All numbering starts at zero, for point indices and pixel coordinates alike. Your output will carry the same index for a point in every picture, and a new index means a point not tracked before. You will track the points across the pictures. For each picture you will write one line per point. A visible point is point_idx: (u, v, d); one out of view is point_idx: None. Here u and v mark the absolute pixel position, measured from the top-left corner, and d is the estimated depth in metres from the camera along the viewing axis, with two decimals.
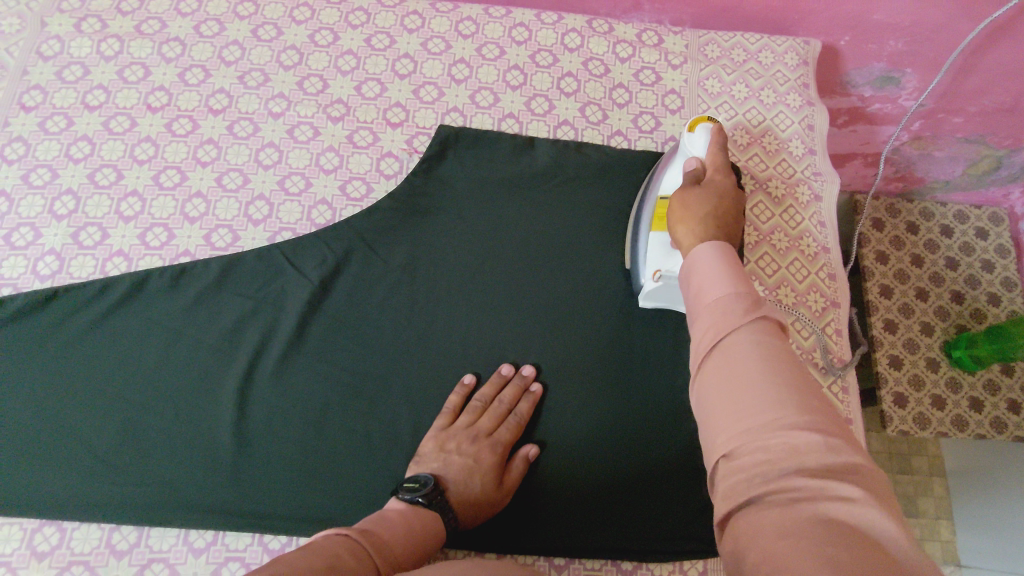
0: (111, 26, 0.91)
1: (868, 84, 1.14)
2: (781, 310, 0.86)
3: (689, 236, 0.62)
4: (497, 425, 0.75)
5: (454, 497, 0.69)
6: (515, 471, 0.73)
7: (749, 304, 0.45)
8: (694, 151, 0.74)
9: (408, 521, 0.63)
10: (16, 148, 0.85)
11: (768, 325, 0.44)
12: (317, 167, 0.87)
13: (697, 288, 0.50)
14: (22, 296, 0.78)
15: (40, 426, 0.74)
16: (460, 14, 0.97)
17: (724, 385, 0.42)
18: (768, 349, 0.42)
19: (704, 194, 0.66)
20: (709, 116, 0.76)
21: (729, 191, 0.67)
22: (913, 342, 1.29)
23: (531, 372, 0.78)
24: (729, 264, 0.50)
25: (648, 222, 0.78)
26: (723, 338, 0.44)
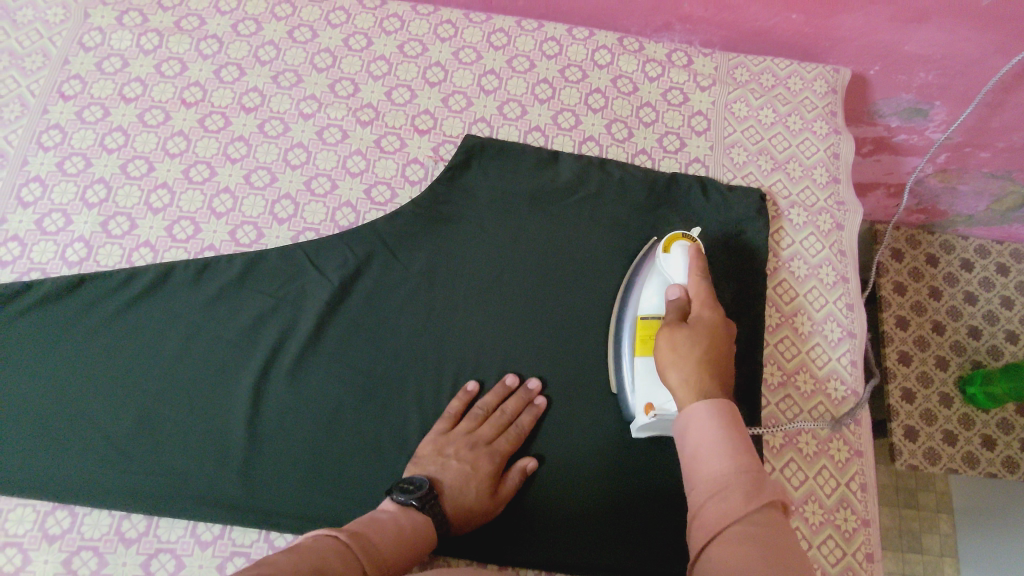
0: (151, 20, 0.93)
1: (895, 115, 1.13)
2: (796, 338, 0.86)
3: (687, 389, 0.58)
4: (497, 435, 0.75)
5: (448, 502, 0.69)
6: (510, 483, 0.73)
7: (747, 488, 0.48)
8: (675, 276, 0.72)
9: (400, 520, 0.62)
10: (53, 136, 0.86)
11: (764, 512, 0.47)
12: (343, 170, 0.89)
13: (696, 459, 0.53)
14: (50, 281, 0.79)
15: (58, 411, 0.76)
16: (493, 25, 0.98)
17: (724, 574, 0.44)
18: (766, 537, 0.45)
19: (692, 332, 0.62)
20: (685, 235, 0.75)
21: (716, 330, 0.63)
22: (927, 375, 1.28)
23: (535, 385, 0.79)
24: (727, 430, 0.53)
25: (629, 344, 0.75)
26: (723, 524, 0.47)
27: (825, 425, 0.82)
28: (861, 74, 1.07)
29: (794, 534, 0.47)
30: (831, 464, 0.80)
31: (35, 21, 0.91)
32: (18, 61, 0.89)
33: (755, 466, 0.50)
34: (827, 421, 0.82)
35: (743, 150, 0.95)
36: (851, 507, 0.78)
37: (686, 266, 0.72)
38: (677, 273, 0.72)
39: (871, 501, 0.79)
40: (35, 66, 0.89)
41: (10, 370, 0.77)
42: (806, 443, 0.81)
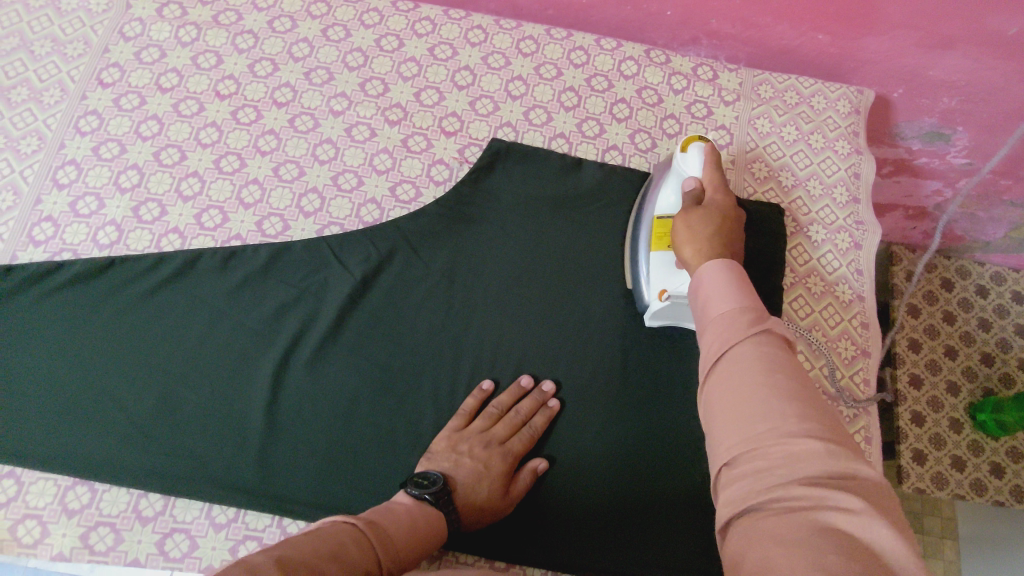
0: (190, 14, 0.95)
1: (917, 138, 1.14)
2: (810, 354, 0.86)
3: (700, 259, 0.63)
4: (510, 435, 0.76)
5: (460, 499, 0.69)
6: (521, 483, 0.74)
7: (750, 318, 0.48)
8: (688, 171, 0.76)
9: (414, 515, 0.63)
10: (90, 121, 0.89)
11: (768, 338, 0.47)
12: (370, 167, 0.90)
13: (705, 304, 0.53)
14: (81, 262, 0.82)
15: (83, 389, 0.77)
16: (522, 32, 1.00)
17: (731, 390, 0.44)
18: (767, 359, 0.45)
19: (705, 214, 0.68)
20: (701, 137, 0.78)
21: (727, 212, 0.69)
22: (937, 400, 1.28)
23: (550, 387, 0.79)
24: (736, 281, 0.53)
25: (646, 237, 0.81)
26: (728, 349, 0.47)
27: None
28: (885, 96, 1.08)
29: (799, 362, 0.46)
30: None
31: (78, 9, 0.94)
32: (60, 48, 0.92)
33: (760, 306, 0.50)
34: None
35: (764, 166, 0.96)
36: None
37: (700, 162, 0.76)
38: (692, 168, 0.76)
39: None
40: (76, 53, 0.92)
41: (38, 346, 0.79)
42: None
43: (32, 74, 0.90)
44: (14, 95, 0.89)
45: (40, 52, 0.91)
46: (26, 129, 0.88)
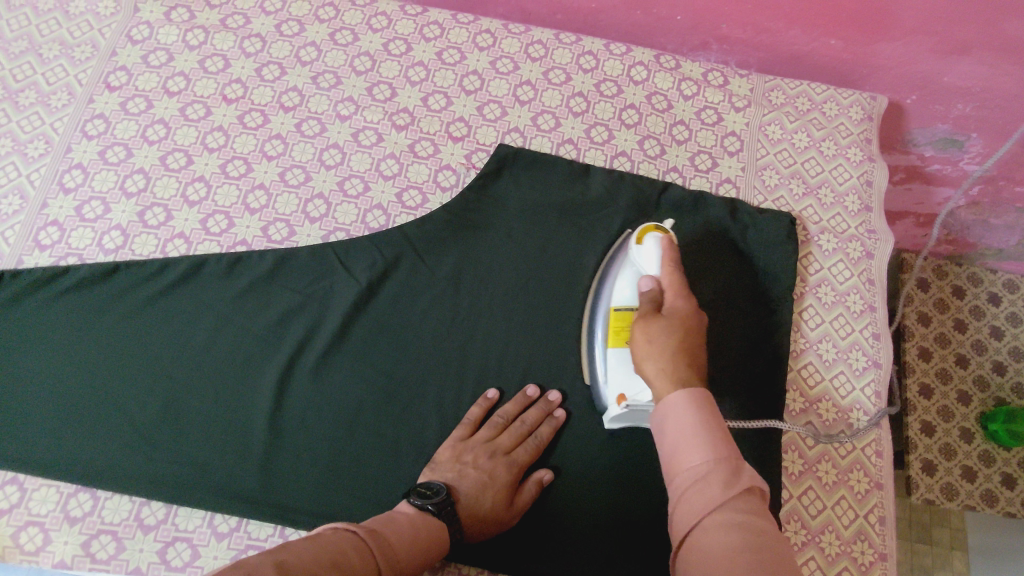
0: (198, 17, 0.95)
1: (930, 145, 1.12)
2: (820, 366, 0.85)
3: (660, 375, 0.60)
4: (516, 445, 0.75)
5: (464, 508, 0.69)
6: (525, 494, 0.73)
7: (722, 477, 0.51)
8: (648, 267, 0.73)
9: (415, 526, 0.62)
10: (97, 125, 0.88)
11: (741, 497, 0.51)
12: (377, 173, 0.90)
13: (672, 449, 0.55)
14: (87, 267, 0.81)
15: (86, 395, 0.77)
16: (531, 37, 0.99)
17: (710, 558, 0.47)
18: (741, 523, 0.49)
19: (667, 323, 0.64)
20: (656, 226, 0.76)
21: (690, 322, 0.65)
22: (948, 410, 1.26)
23: (556, 397, 0.78)
24: (706, 422, 0.55)
25: (600, 334, 0.76)
26: (705, 515, 0.50)
27: (846, 455, 0.81)
28: (897, 102, 1.07)
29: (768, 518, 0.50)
30: (850, 494, 0.79)
31: (87, 12, 0.94)
32: (68, 51, 0.91)
33: (733, 456, 0.53)
34: (847, 451, 0.81)
35: (775, 173, 0.95)
36: (868, 539, 0.77)
37: (659, 256, 0.73)
38: (650, 263, 0.73)
39: (889, 535, 0.78)
40: (84, 56, 0.91)
41: (42, 351, 0.78)
42: (826, 471, 0.80)
43: (40, 77, 0.90)
44: (21, 98, 0.89)
45: (48, 55, 0.91)
46: (32, 132, 0.87)
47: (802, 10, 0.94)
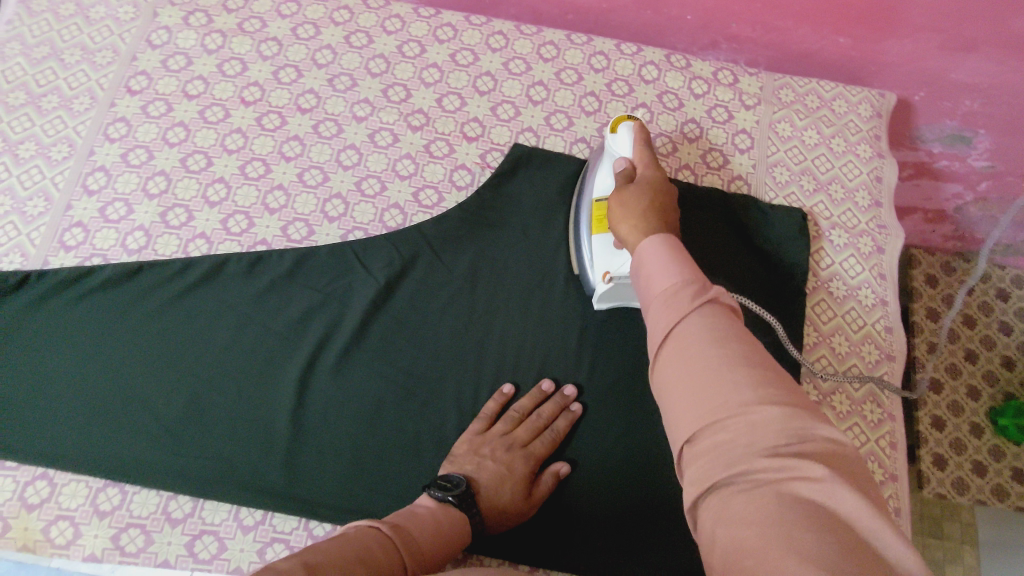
0: (215, 21, 0.97)
1: (938, 141, 1.13)
2: (833, 359, 0.86)
3: (634, 232, 0.63)
4: (532, 438, 0.76)
5: (484, 501, 0.69)
6: (542, 487, 0.74)
7: (695, 291, 0.49)
8: (621, 151, 0.77)
9: (438, 520, 0.63)
10: (119, 128, 0.90)
11: (713, 308, 0.48)
12: (393, 173, 0.91)
13: (648, 278, 0.53)
14: (112, 266, 0.83)
15: (113, 391, 0.78)
16: (543, 38, 1.00)
17: (686, 368, 0.45)
18: (716, 329, 0.46)
19: (636, 189, 0.69)
20: (630, 116, 0.80)
21: (659, 186, 0.70)
22: (958, 404, 1.27)
23: (572, 391, 0.79)
24: (675, 256, 0.53)
25: (586, 223, 0.82)
26: (676, 330, 0.47)
27: (860, 446, 0.82)
28: (906, 99, 1.08)
29: (743, 327, 0.48)
30: None
31: (107, 18, 0.95)
32: (89, 56, 0.93)
33: (702, 276, 0.51)
34: (861, 442, 0.82)
35: (786, 170, 0.96)
36: None
37: (631, 140, 0.77)
38: (624, 148, 0.77)
39: (905, 525, 0.78)
40: (105, 61, 0.93)
41: (69, 350, 0.80)
42: None
43: (62, 81, 0.92)
44: (44, 102, 0.90)
45: (70, 61, 0.93)
46: (55, 135, 0.89)
47: (811, 8, 0.95)
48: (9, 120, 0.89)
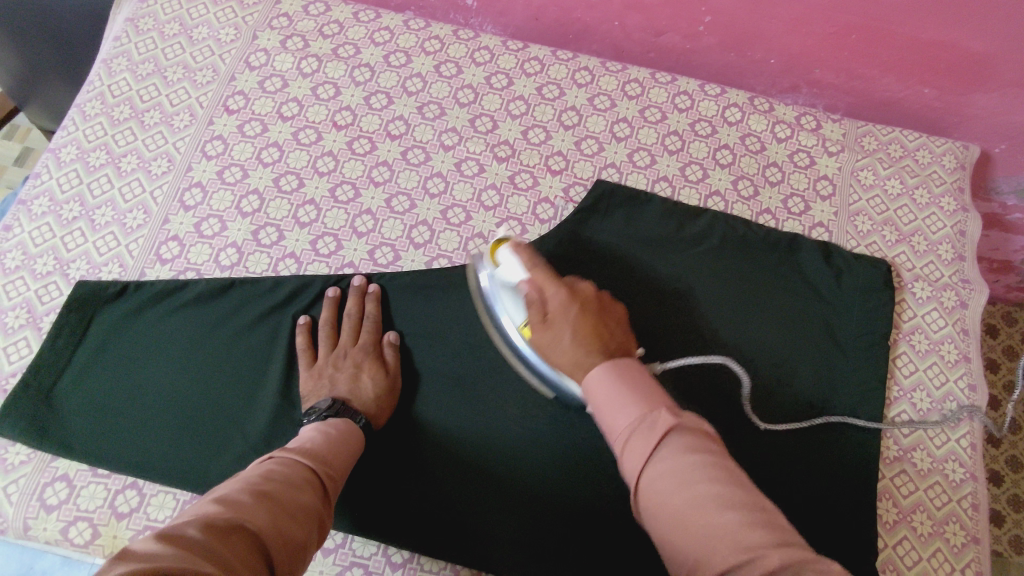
0: (312, 46, 0.99)
1: (1013, 194, 1.11)
2: (915, 414, 0.85)
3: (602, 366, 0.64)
4: (355, 336, 0.84)
5: (355, 403, 0.77)
6: (389, 358, 0.82)
7: (654, 425, 0.53)
8: (509, 277, 0.74)
9: (325, 427, 0.69)
10: (216, 146, 0.93)
11: (674, 436, 0.53)
12: (478, 203, 0.92)
13: (602, 415, 0.57)
14: (205, 282, 0.85)
15: (199, 405, 0.80)
16: (628, 75, 1.01)
17: (677, 515, 0.49)
18: (689, 464, 0.51)
19: (556, 328, 0.67)
20: (502, 238, 0.78)
21: (573, 306, 0.68)
22: (1016, 460, 1.23)
23: (359, 280, 0.86)
24: (615, 377, 0.58)
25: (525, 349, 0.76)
26: (654, 471, 0.51)
27: (941, 506, 0.80)
28: (986, 152, 1.06)
29: (703, 440, 0.53)
30: (945, 547, 0.78)
31: (209, 38, 0.99)
32: (190, 74, 0.96)
33: (656, 404, 0.55)
34: (942, 502, 0.80)
35: (867, 219, 0.96)
36: None
37: (513, 260, 0.74)
38: (510, 271, 0.74)
39: None
40: (205, 80, 0.96)
41: (159, 363, 0.81)
42: (921, 522, 0.79)
43: (164, 98, 0.95)
44: (146, 118, 0.94)
45: (172, 78, 0.96)
46: (155, 151, 0.92)
47: (900, 58, 0.95)
48: (113, 133, 0.93)
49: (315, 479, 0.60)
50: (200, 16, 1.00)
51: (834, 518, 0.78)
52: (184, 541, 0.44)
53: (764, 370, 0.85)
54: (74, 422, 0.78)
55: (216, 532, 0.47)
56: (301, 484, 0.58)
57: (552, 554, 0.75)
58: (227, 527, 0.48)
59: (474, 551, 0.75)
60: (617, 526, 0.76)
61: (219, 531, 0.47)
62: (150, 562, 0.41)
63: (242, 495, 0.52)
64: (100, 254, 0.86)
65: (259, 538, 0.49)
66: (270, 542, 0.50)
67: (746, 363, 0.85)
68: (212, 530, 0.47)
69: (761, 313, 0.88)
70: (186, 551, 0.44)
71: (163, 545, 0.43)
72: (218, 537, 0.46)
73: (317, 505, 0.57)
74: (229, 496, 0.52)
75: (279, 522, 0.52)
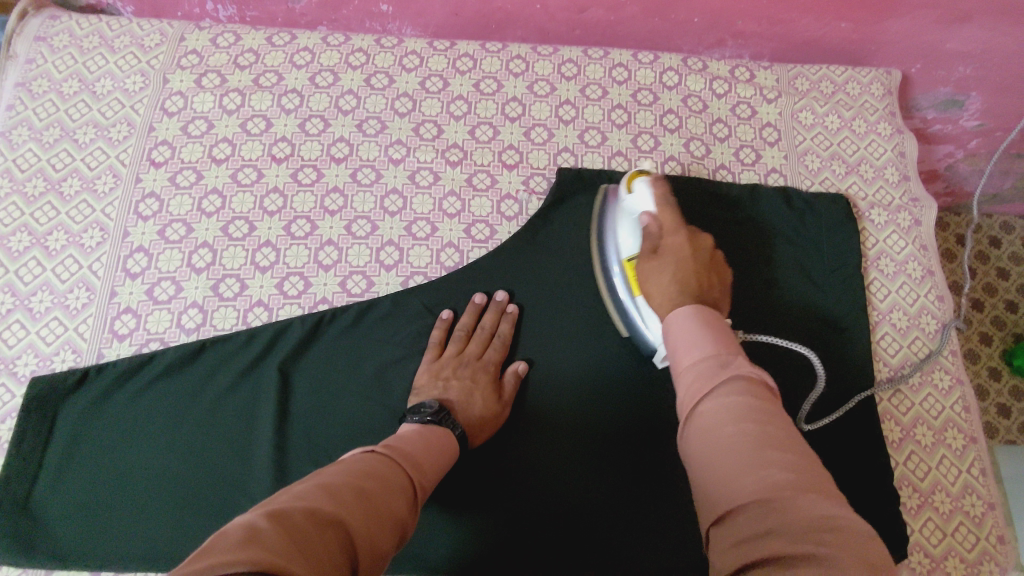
0: (230, 80, 0.94)
1: (931, 108, 1.15)
2: (896, 334, 0.89)
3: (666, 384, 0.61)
4: (483, 348, 0.81)
5: (459, 414, 0.75)
6: (508, 386, 0.79)
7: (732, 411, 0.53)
8: (637, 209, 0.78)
9: (428, 438, 0.65)
10: (150, 205, 0.86)
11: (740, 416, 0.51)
12: (441, 212, 0.90)
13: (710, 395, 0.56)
14: (173, 350, 0.79)
15: (196, 479, 0.74)
16: (561, 57, 1.01)
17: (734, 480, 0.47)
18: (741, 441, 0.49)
19: (664, 263, 0.70)
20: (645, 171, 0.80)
21: (686, 254, 0.71)
22: (974, 352, 1.29)
23: (503, 296, 0.84)
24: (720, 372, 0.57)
25: (624, 287, 0.78)
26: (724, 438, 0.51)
27: (938, 415, 0.84)
28: (903, 73, 1.10)
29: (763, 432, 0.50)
30: (949, 452, 0.83)
31: (116, 90, 0.92)
32: (104, 132, 0.89)
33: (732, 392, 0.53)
34: (938, 411, 0.85)
35: (816, 157, 0.98)
36: (976, 492, 0.80)
37: (649, 196, 0.77)
38: (642, 204, 0.77)
39: (992, 484, 0.81)
40: (122, 135, 0.90)
41: (142, 446, 0.76)
42: (923, 434, 0.83)
43: (80, 163, 0.88)
44: (65, 188, 0.86)
45: (85, 140, 0.89)
46: (84, 221, 0.85)
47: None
48: (32, 211, 0.85)
49: (409, 482, 0.55)
50: (100, 68, 0.93)
51: (849, 452, 0.81)
52: (286, 526, 0.41)
53: (753, 321, 0.86)
54: (65, 530, 0.72)
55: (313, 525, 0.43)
56: (399, 488, 0.53)
57: (624, 532, 0.75)
58: (325, 520, 0.44)
59: (557, 545, 0.74)
60: (651, 494, 0.76)
61: (316, 524, 0.43)
62: (246, 546, 0.38)
63: (343, 490, 0.48)
64: (47, 343, 0.79)
65: (353, 535, 0.45)
66: (360, 538, 0.45)
67: (736, 319, 0.86)
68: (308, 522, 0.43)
69: (740, 266, 0.89)
70: (286, 537, 0.40)
71: (264, 530, 0.40)
72: (316, 529, 0.43)
73: (410, 514, 0.52)
74: (330, 486, 0.48)
75: (373, 526, 0.47)
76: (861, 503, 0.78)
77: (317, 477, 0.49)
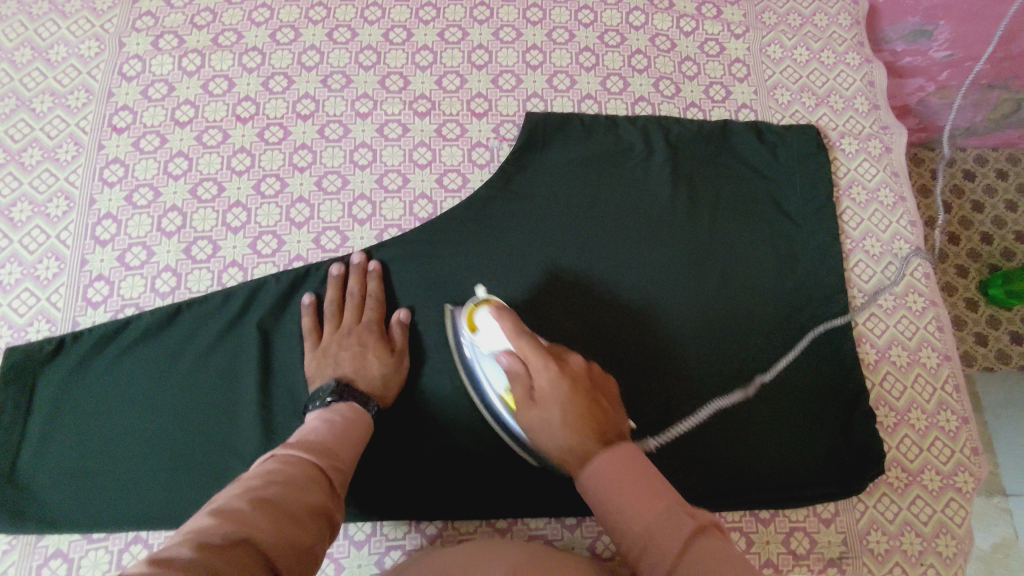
0: (188, 41, 0.92)
1: (900, 40, 1.15)
2: (870, 260, 0.90)
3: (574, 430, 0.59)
4: (359, 313, 0.79)
5: (361, 383, 0.73)
6: (398, 337, 0.78)
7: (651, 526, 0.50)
8: (488, 340, 0.68)
9: (327, 417, 0.64)
10: (115, 170, 0.85)
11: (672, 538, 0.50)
12: (411, 163, 0.89)
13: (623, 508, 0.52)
14: (148, 314, 0.78)
15: (180, 440, 0.75)
16: (525, 2, 0.99)
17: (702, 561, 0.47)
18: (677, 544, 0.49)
19: (545, 404, 0.60)
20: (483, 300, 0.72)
21: (565, 383, 0.61)
22: (950, 284, 1.29)
23: (360, 257, 0.81)
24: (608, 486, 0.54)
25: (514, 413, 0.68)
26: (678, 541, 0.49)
27: (912, 336, 0.86)
28: None
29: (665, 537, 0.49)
30: (924, 370, 0.84)
31: (70, 57, 0.90)
32: (61, 100, 0.88)
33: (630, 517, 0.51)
34: (912, 332, 0.86)
35: (785, 90, 0.98)
36: (950, 408, 0.83)
37: (494, 324, 0.68)
38: (490, 334, 0.68)
39: (966, 399, 0.83)
40: (80, 103, 0.88)
41: (124, 410, 0.76)
42: (898, 355, 0.85)
43: (39, 132, 0.86)
44: (26, 158, 0.85)
45: (42, 109, 0.87)
46: (48, 191, 0.84)
47: None
48: None
49: (323, 476, 0.55)
50: (52, 34, 0.91)
51: (825, 375, 0.82)
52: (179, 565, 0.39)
53: (730, 253, 0.87)
54: (54, 496, 0.73)
55: (214, 554, 0.41)
56: (305, 483, 0.52)
57: None
58: (227, 546, 0.42)
59: (522, 488, 0.75)
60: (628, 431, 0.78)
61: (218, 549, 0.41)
62: None
63: (242, 506, 0.47)
64: (20, 314, 0.79)
65: (265, 552, 0.44)
66: (273, 551, 0.45)
67: (715, 251, 0.87)
68: (208, 553, 0.40)
69: (716, 201, 0.89)
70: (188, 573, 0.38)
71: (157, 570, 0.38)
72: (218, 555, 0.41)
73: (324, 502, 0.52)
74: (225, 508, 0.46)
75: (285, 532, 0.47)
76: (835, 424, 0.80)
77: (215, 505, 0.47)
